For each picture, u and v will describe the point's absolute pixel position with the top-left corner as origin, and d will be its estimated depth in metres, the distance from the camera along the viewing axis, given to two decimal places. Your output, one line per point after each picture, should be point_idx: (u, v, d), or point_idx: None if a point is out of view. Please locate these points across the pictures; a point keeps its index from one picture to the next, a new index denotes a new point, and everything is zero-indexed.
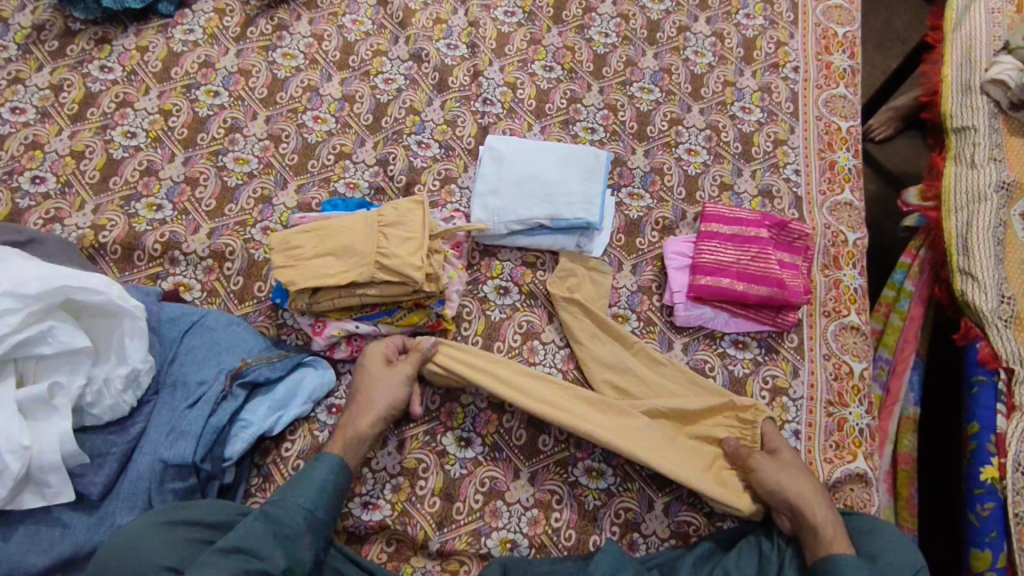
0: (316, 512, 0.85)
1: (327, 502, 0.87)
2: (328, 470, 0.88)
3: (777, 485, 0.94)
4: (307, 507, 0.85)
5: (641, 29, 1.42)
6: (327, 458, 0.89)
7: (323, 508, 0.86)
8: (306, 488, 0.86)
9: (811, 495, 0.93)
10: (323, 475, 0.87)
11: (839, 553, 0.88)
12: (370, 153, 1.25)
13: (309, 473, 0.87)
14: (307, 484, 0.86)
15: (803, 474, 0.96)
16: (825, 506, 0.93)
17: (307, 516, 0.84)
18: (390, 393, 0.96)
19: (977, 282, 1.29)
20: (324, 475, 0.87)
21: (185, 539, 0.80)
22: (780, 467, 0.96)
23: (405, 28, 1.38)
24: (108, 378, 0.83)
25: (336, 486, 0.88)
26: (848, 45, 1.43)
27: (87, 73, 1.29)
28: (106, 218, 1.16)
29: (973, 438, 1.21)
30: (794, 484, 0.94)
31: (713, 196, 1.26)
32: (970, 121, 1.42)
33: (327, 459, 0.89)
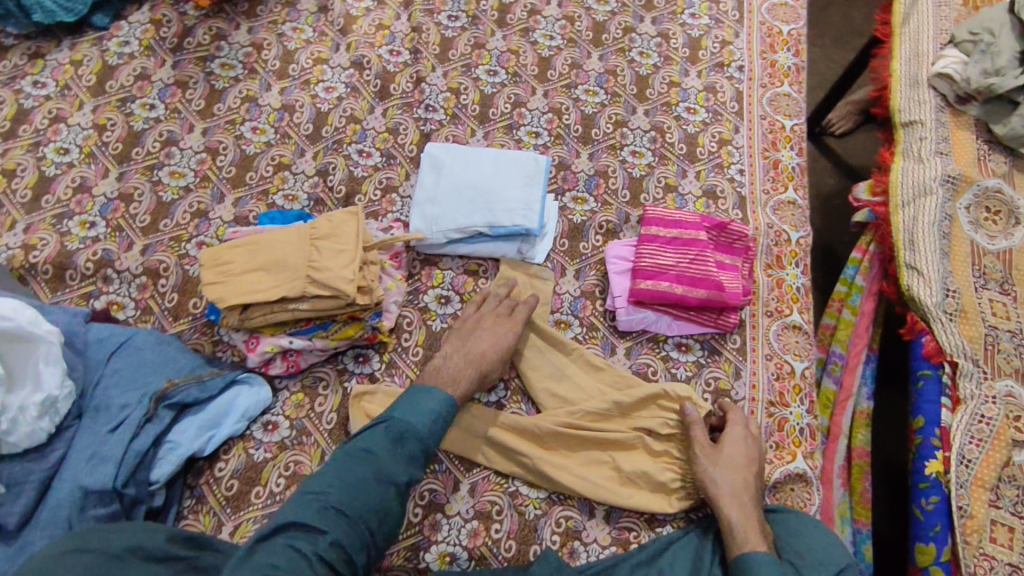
0: (429, 434, 0.93)
1: (438, 428, 0.94)
2: (439, 402, 0.95)
3: (711, 482, 0.96)
4: (422, 429, 0.92)
5: (587, 31, 1.41)
6: (439, 391, 0.96)
7: (435, 433, 0.93)
8: (420, 413, 0.93)
9: (740, 495, 0.95)
10: (436, 404, 0.95)
11: (751, 556, 0.89)
12: (309, 163, 1.23)
13: (427, 402, 0.94)
14: (420, 409, 0.93)
15: (743, 471, 0.97)
16: (752, 507, 0.95)
17: (423, 439, 0.92)
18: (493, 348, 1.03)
19: (922, 276, 1.29)
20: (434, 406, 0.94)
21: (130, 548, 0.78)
22: (721, 466, 0.97)
23: (347, 35, 1.36)
24: (22, 405, 0.81)
25: (448, 415, 0.95)
26: (793, 43, 1.43)
27: (18, 89, 1.27)
28: (37, 237, 1.14)
29: (918, 433, 1.22)
30: (727, 484, 0.95)
31: (657, 198, 1.26)
32: (917, 115, 1.43)
33: (441, 394, 0.96)
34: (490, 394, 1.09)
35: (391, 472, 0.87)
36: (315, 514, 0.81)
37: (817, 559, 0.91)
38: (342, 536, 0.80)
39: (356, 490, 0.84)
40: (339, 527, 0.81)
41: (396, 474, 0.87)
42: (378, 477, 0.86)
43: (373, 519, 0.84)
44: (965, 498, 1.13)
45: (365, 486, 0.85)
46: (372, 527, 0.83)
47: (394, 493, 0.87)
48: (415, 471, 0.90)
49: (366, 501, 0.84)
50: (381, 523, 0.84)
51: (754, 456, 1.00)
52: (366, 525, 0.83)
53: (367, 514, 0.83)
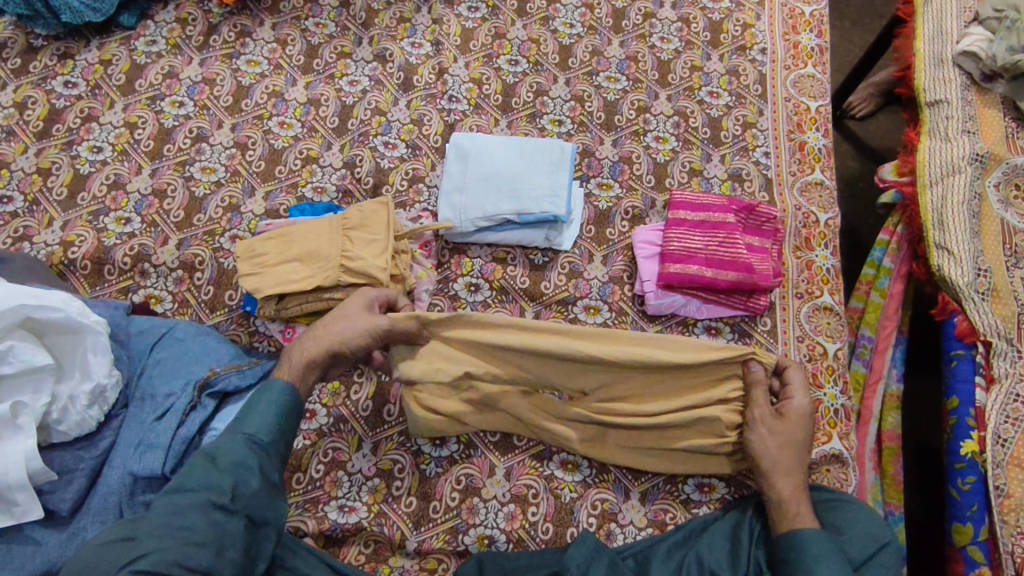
0: (268, 434, 0.84)
1: (278, 432, 0.85)
2: (278, 397, 0.86)
3: (763, 453, 0.94)
4: (251, 431, 0.83)
5: (607, 18, 1.41)
6: (277, 382, 0.87)
7: (269, 431, 0.84)
8: (254, 415, 0.84)
9: (793, 467, 0.94)
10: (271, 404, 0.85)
11: (804, 530, 0.89)
12: (336, 156, 1.25)
13: (257, 401, 0.85)
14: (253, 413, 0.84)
15: (801, 443, 0.95)
16: (802, 480, 0.94)
17: (254, 440, 0.82)
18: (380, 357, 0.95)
19: (953, 257, 1.28)
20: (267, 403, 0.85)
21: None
22: (780, 440, 0.94)
23: (369, 29, 1.37)
24: (73, 395, 0.83)
25: (289, 409, 0.86)
26: (816, 24, 1.42)
27: (50, 90, 1.29)
28: (74, 233, 1.16)
29: (952, 413, 1.21)
30: (772, 456, 0.94)
31: (683, 183, 1.26)
32: (942, 94, 1.41)
33: (277, 386, 0.87)
34: None
35: (213, 492, 0.77)
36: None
37: (855, 531, 0.92)
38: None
39: (179, 527, 0.73)
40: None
41: (218, 493, 0.77)
42: (201, 502, 0.76)
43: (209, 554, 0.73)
44: (1001, 477, 1.12)
45: (187, 519, 0.74)
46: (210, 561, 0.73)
47: (223, 514, 0.77)
48: (245, 478, 0.80)
49: (186, 536, 0.73)
50: (220, 552, 0.74)
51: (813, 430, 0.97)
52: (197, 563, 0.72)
53: (195, 548, 0.72)
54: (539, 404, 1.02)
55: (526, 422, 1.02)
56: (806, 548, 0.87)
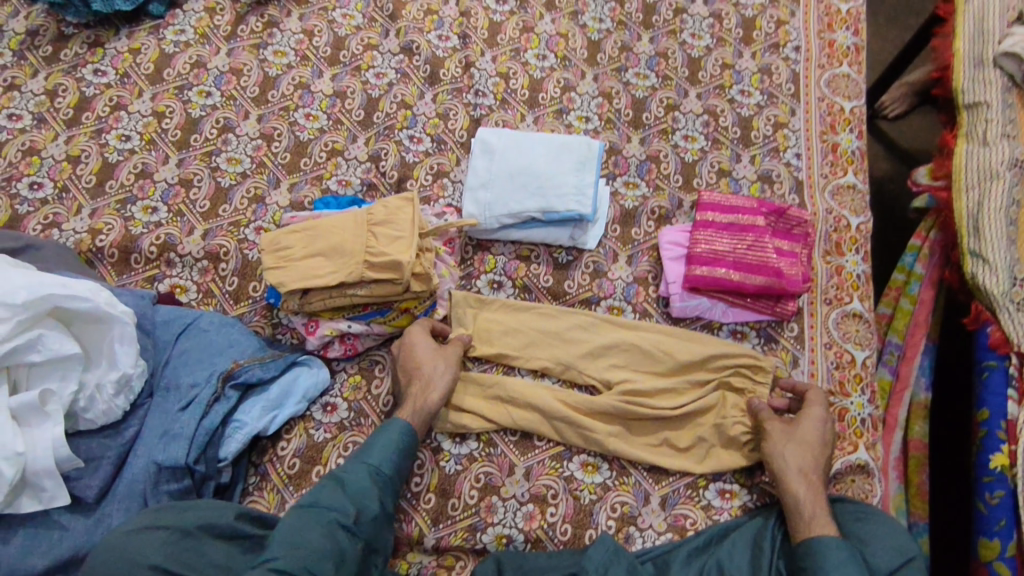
0: (389, 468, 0.92)
1: (401, 465, 0.93)
2: (399, 432, 0.94)
3: (778, 457, 0.95)
4: (375, 463, 0.91)
5: (637, 13, 1.39)
6: (398, 421, 0.95)
7: (391, 467, 0.92)
8: (377, 449, 0.92)
9: (810, 475, 0.94)
10: (392, 437, 0.94)
11: (819, 537, 0.88)
12: (362, 149, 1.24)
13: (379, 434, 0.94)
14: (381, 445, 0.93)
15: (812, 448, 0.96)
16: (819, 487, 0.94)
17: (377, 471, 0.91)
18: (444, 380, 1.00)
19: (989, 265, 1.24)
20: (389, 436, 0.94)
21: (199, 526, 0.81)
22: (787, 439, 0.96)
23: (396, 21, 1.36)
24: (100, 383, 0.84)
25: (408, 446, 0.94)
26: (852, 22, 1.38)
27: (81, 78, 1.30)
28: (102, 222, 1.17)
29: (983, 425, 1.18)
30: (794, 459, 0.94)
31: (711, 183, 1.23)
32: (982, 97, 1.37)
33: (398, 423, 0.95)
34: (545, 378, 1.09)
35: (339, 513, 0.85)
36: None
37: (880, 544, 0.91)
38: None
39: (308, 543, 0.81)
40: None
41: (343, 515, 0.85)
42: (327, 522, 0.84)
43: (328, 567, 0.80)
44: None
45: (315, 536, 0.81)
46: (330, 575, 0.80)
47: (345, 535, 0.84)
48: (368, 505, 0.88)
49: (314, 549, 0.80)
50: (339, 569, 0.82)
51: (826, 436, 0.98)
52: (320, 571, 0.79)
53: (321, 561, 0.80)
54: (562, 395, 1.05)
55: (544, 410, 1.03)
56: (822, 555, 0.86)
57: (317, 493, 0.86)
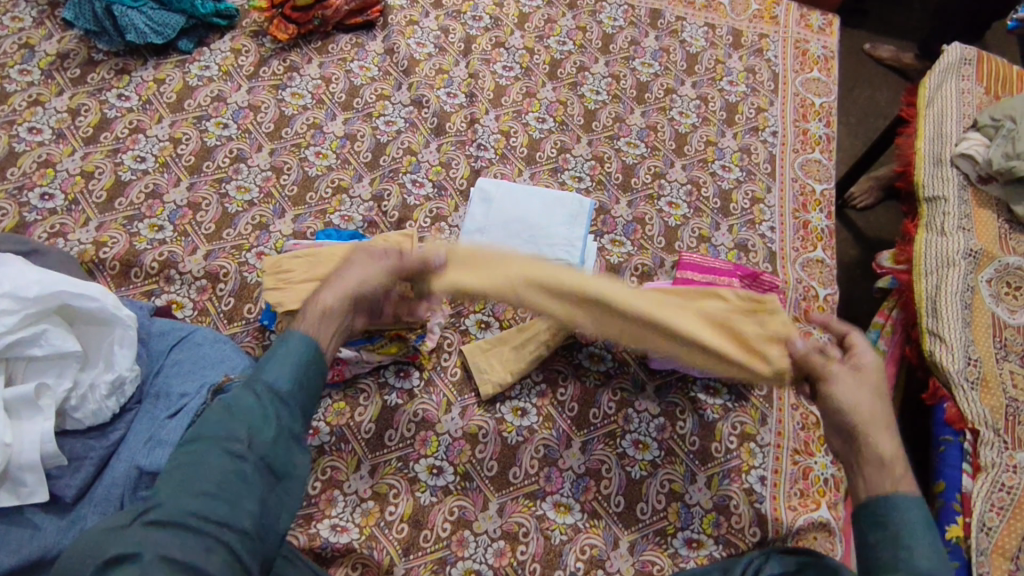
0: (286, 385, 0.78)
1: (303, 379, 0.80)
2: (301, 346, 0.81)
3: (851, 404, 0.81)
4: (272, 382, 0.77)
5: (631, 89, 1.51)
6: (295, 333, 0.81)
7: (291, 380, 0.78)
8: (271, 364, 0.79)
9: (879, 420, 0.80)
10: (291, 353, 0.80)
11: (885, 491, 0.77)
12: (366, 188, 1.31)
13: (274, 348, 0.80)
14: (277, 363, 0.79)
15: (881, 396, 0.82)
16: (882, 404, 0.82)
17: (272, 387, 0.77)
18: (370, 278, 0.89)
19: (945, 344, 1.32)
20: (283, 351, 0.80)
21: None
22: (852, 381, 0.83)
23: (409, 76, 1.46)
24: (94, 383, 0.86)
25: (307, 357, 0.80)
26: (825, 114, 1.51)
27: (104, 100, 1.37)
28: (108, 235, 1.21)
29: (940, 497, 1.24)
30: (870, 405, 0.81)
31: (691, 247, 1.31)
32: (941, 192, 1.49)
33: (300, 336, 0.81)
34: (523, 419, 1.11)
35: (231, 442, 0.72)
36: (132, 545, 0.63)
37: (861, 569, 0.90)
38: (175, 551, 0.63)
39: (199, 479, 0.69)
40: (182, 528, 0.65)
41: (233, 441, 0.72)
42: (215, 449, 0.71)
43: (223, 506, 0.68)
44: (985, 565, 1.12)
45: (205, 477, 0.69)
46: (227, 516, 0.67)
47: (235, 463, 0.71)
48: (268, 430, 0.74)
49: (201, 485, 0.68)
50: (235, 507, 0.68)
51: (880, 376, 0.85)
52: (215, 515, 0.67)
53: (214, 503, 0.67)
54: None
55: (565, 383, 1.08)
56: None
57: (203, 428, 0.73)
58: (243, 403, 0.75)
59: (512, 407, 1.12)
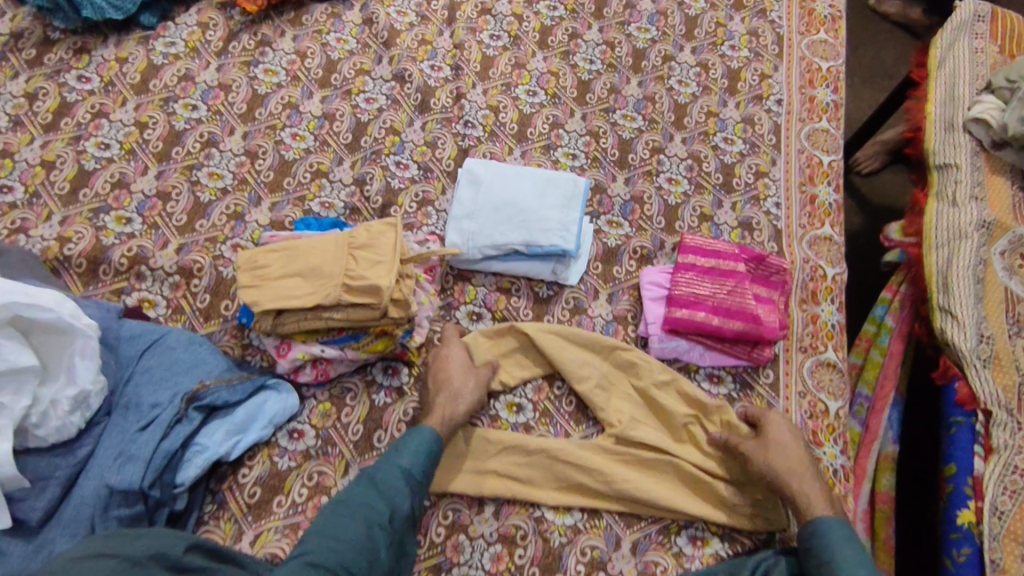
0: (416, 469, 0.92)
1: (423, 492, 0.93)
2: (429, 439, 0.95)
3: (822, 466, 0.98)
4: (407, 464, 0.92)
5: (627, 57, 1.42)
6: (426, 426, 0.96)
7: (422, 468, 0.92)
8: (407, 450, 0.93)
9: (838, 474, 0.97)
10: (423, 443, 0.94)
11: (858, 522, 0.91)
12: (347, 172, 1.23)
13: (410, 436, 0.95)
14: (409, 448, 0.93)
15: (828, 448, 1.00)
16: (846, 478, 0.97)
17: (409, 473, 0.91)
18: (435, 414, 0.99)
19: (957, 321, 1.26)
20: (420, 441, 0.94)
21: (150, 555, 0.77)
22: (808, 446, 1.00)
23: (390, 48, 1.37)
24: (55, 399, 0.81)
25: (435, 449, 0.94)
26: (832, 79, 1.42)
27: (63, 83, 1.28)
28: (73, 230, 1.14)
29: (950, 481, 1.18)
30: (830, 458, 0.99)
31: (693, 227, 1.25)
32: (952, 158, 1.41)
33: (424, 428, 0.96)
34: (519, 416, 1.06)
35: (374, 513, 0.87)
36: (295, 569, 0.80)
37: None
38: None
39: (342, 532, 0.84)
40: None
41: (378, 513, 0.87)
42: (360, 518, 0.86)
43: (362, 563, 0.84)
44: (998, 551, 1.08)
45: (353, 530, 0.85)
46: (363, 571, 0.84)
47: (378, 531, 0.87)
48: (403, 505, 0.89)
49: (349, 543, 0.84)
50: (370, 565, 0.84)
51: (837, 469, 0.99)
52: (355, 571, 0.83)
53: (355, 558, 0.83)
54: (543, 451, 1.02)
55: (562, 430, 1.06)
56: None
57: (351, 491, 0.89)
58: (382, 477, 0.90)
59: (507, 403, 1.07)
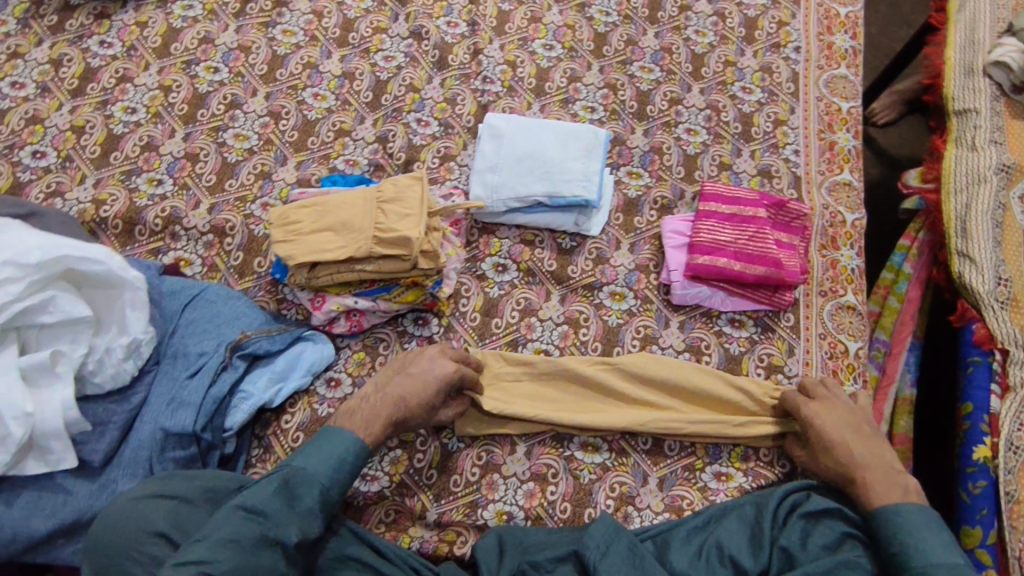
0: (333, 483, 0.84)
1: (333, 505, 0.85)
2: (350, 448, 0.87)
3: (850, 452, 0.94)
4: (326, 481, 0.84)
5: (643, 8, 1.41)
6: (351, 436, 0.88)
7: (340, 485, 0.85)
8: (326, 462, 0.85)
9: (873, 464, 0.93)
10: (342, 452, 0.87)
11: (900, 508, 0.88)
12: (369, 130, 1.25)
13: (330, 443, 0.87)
14: (327, 457, 0.85)
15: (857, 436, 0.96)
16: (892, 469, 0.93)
17: (323, 488, 0.83)
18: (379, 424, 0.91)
19: (974, 264, 1.28)
20: (340, 451, 0.86)
21: (204, 495, 0.83)
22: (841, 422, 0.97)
23: (405, 5, 1.37)
24: (109, 347, 0.86)
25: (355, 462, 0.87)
26: (850, 25, 1.41)
27: (86, 48, 1.29)
28: (106, 192, 1.17)
29: (966, 418, 1.20)
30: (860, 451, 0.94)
31: (712, 176, 1.26)
32: (972, 103, 1.41)
33: (348, 436, 0.88)
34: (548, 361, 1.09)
35: (280, 531, 0.79)
36: None
37: None
38: None
39: (240, 548, 0.76)
40: None
41: (284, 532, 0.79)
42: (260, 532, 0.78)
43: None
44: (1012, 484, 1.12)
45: (252, 546, 0.77)
46: None
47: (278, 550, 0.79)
48: (312, 529, 0.82)
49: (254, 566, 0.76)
50: None
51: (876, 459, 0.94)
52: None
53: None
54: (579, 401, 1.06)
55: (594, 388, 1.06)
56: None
57: (253, 496, 0.80)
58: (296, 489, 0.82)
59: (535, 349, 1.10)
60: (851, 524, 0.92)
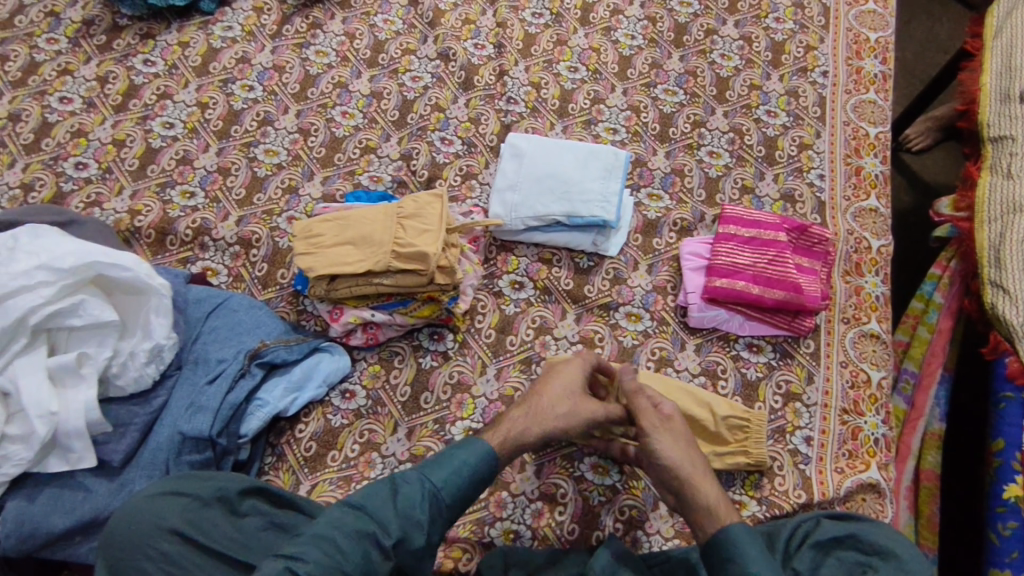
0: (446, 493, 0.84)
1: (444, 514, 0.84)
2: (479, 456, 0.87)
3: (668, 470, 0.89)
4: (438, 484, 0.84)
5: (668, 32, 1.42)
6: (478, 444, 0.88)
7: (451, 491, 0.84)
8: (446, 469, 0.85)
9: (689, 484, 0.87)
10: (466, 459, 0.86)
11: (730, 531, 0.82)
12: (394, 148, 1.28)
13: (456, 452, 0.87)
14: (452, 463, 0.86)
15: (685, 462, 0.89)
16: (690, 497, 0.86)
17: (435, 494, 0.83)
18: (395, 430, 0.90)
19: (1008, 295, 1.22)
20: (464, 458, 0.86)
21: (216, 496, 0.84)
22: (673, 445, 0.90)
23: (435, 28, 1.40)
24: (133, 352, 0.89)
25: (480, 474, 0.86)
26: (880, 50, 1.40)
27: (131, 67, 1.36)
28: (142, 204, 1.22)
29: (998, 455, 1.16)
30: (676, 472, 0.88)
31: (733, 199, 1.25)
32: (1008, 131, 1.36)
33: (479, 445, 0.88)
34: None
35: (382, 532, 0.79)
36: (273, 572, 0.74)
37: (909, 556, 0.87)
38: None
39: (337, 543, 0.77)
40: None
41: (384, 533, 0.79)
42: (363, 531, 0.79)
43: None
44: None
45: (343, 539, 0.78)
46: None
47: (378, 553, 0.79)
48: (417, 535, 0.81)
49: (342, 559, 0.76)
50: None
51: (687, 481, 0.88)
52: None
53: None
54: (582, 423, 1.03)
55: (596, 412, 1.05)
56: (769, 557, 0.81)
57: (365, 496, 0.82)
58: (404, 495, 0.82)
59: None
60: (865, 552, 0.89)
